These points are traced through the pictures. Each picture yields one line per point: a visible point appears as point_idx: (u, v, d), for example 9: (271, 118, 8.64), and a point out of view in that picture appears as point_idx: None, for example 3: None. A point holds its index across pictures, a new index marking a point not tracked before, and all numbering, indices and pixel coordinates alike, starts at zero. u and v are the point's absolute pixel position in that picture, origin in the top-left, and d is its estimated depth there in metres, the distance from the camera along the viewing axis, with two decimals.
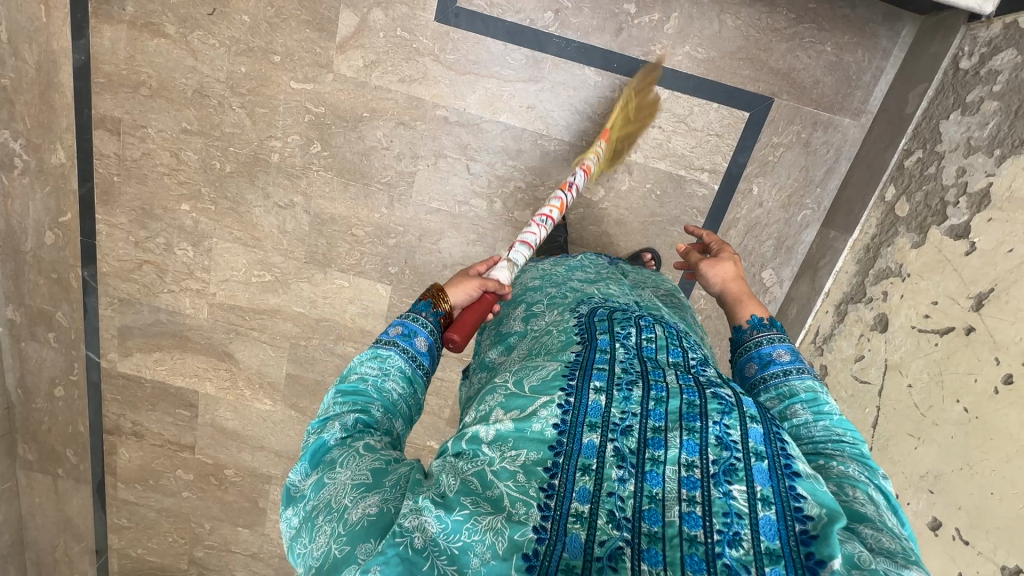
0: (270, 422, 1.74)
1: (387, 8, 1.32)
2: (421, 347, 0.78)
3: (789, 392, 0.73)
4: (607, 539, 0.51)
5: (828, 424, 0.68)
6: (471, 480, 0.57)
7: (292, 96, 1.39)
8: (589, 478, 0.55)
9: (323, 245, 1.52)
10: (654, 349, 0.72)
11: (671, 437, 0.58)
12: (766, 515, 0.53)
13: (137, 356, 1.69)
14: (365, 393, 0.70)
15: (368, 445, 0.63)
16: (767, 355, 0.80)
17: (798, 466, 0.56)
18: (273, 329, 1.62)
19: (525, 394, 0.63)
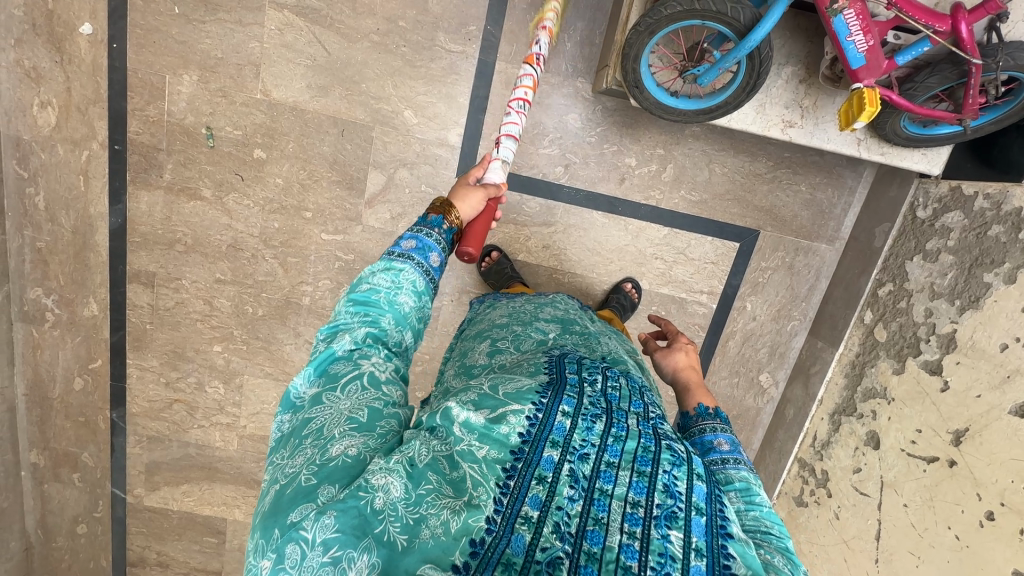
0: None
1: (412, 168, 1.44)
2: (432, 261, 0.81)
3: (722, 478, 0.64)
4: (549, 547, 0.48)
5: (758, 515, 0.59)
6: (440, 460, 0.55)
7: (323, 247, 1.49)
8: (544, 490, 0.52)
9: None
10: (618, 392, 0.65)
11: (621, 474, 0.54)
12: (696, 567, 0.49)
13: (165, 488, 1.71)
14: (378, 303, 0.72)
15: (370, 371, 0.63)
16: (709, 444, 0.70)
17: (732, 526, 0.52)
18: None
19: (497, 397, 0.60)
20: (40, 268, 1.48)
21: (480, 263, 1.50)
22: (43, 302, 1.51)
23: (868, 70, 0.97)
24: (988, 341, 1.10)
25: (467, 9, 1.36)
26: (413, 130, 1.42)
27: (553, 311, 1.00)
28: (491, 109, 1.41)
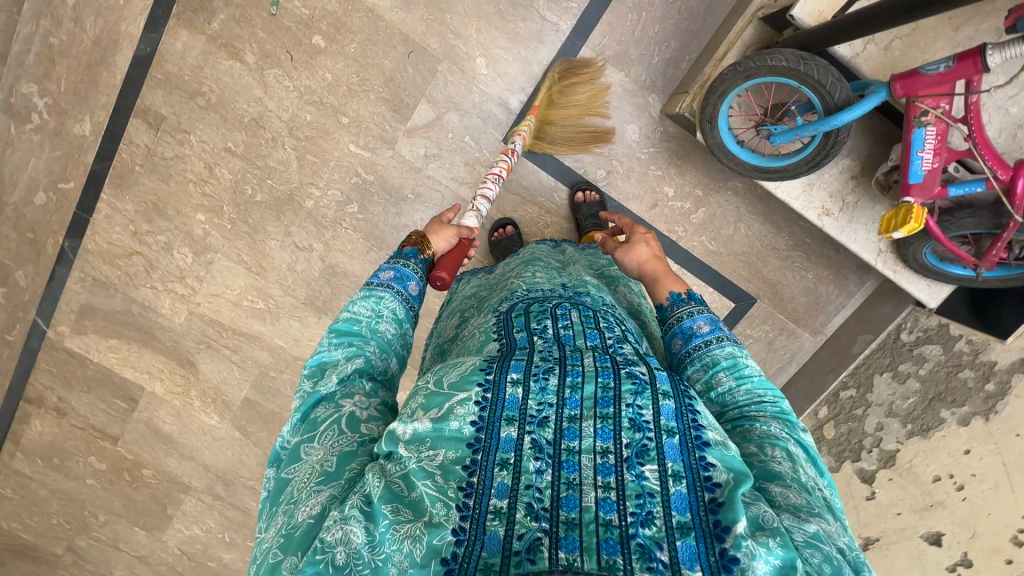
0: (210, 436, 1.71)
1: (463, 115, 1.41)
2: (411, 291, 0.81)
3: (711, 361, 0.68)
4: (526, 532, 0.48)
5: (750, 387, 0.65)
6: (395, 484, 0.53)
7: (346, 157, 1.44)
8: (508, 473, 0.51)
9: (326, 295, 1.55)
10: (571, 336, 0.67)
11: (584, 425, 0.54)
12: (678, 490, 0.50)
13: (91, 336, 1.62)
14: (361, 334, 0.72)
15: (348, 412, 0.62)
16: (690, 329, 0.72)
17: (707, 435, 0.55)
18: (247, 353, 1.62)
19: (442, 390, 0.59)
20: (43, 65, 1.38)
21: (493, 233, 1.47)
22: (35, 101, 1.40)
23: (921, 188, 1.01)
24: (923, 470, 1.32)
25: None
26: (479, 79, 1.39)
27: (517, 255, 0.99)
28: None
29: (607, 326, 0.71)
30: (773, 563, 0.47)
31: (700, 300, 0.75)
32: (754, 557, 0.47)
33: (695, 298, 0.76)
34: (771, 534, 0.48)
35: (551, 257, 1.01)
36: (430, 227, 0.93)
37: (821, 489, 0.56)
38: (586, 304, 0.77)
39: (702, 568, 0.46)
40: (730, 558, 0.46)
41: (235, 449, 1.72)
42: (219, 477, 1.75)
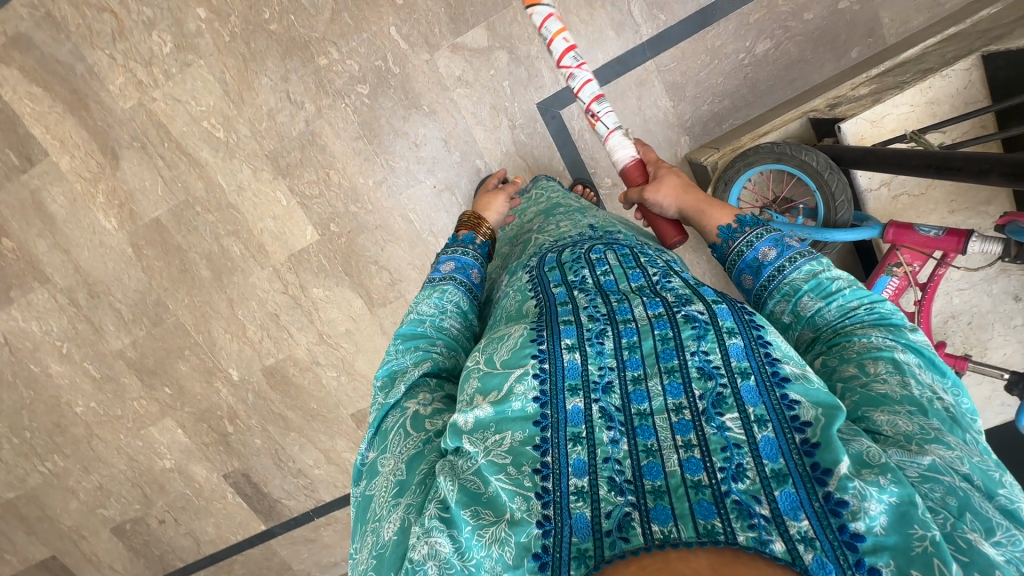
0: (96, 239, 1.54)
1: (513, 60, 1.37)
2: (473, 279, 0.87)
3: (792, 288, 0.71)
4: (613, 510, 0.50)
5: (841, 304, 0.67)
6: (471, 481, 0.53)
7: (381, 36, 1.36)
8: (583, 448, 0.54)
9: (292, 159, 1.45)
10: (613, 283, 0.70)
11: (651, 385, 0.57)
12: (766, 437, 0.52)
13: (14, 72, 1.40)
14: (428, 336, 0.75)
15: (413, 414, 0.63)
16: (756, 260, 0.76)
17: (784, 371, 0.57)
18: (180, 174, 1.47)
19: (497, 372, 0.60)
20: None
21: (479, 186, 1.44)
22: None
23: None
24: None
25: None
26: None
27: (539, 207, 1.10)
28: (612, 87, 1.38)
29: (648, 261, 0.74)
30: (890, 501, 0.47)
31: (755, 223, 0.80)
32: (865, 497, 0.47)
33: (748, 224, 0.80)
34: (881, 472, 0.48)
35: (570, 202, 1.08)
36: (479, 207, 1.03)
37: (942, 398, 0.56)
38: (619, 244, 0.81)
39: (808, 515, 0.47)
40: (838, 501, 0.47)
41: (118, 264, 1.56)
42: (87, 284, 1.58)
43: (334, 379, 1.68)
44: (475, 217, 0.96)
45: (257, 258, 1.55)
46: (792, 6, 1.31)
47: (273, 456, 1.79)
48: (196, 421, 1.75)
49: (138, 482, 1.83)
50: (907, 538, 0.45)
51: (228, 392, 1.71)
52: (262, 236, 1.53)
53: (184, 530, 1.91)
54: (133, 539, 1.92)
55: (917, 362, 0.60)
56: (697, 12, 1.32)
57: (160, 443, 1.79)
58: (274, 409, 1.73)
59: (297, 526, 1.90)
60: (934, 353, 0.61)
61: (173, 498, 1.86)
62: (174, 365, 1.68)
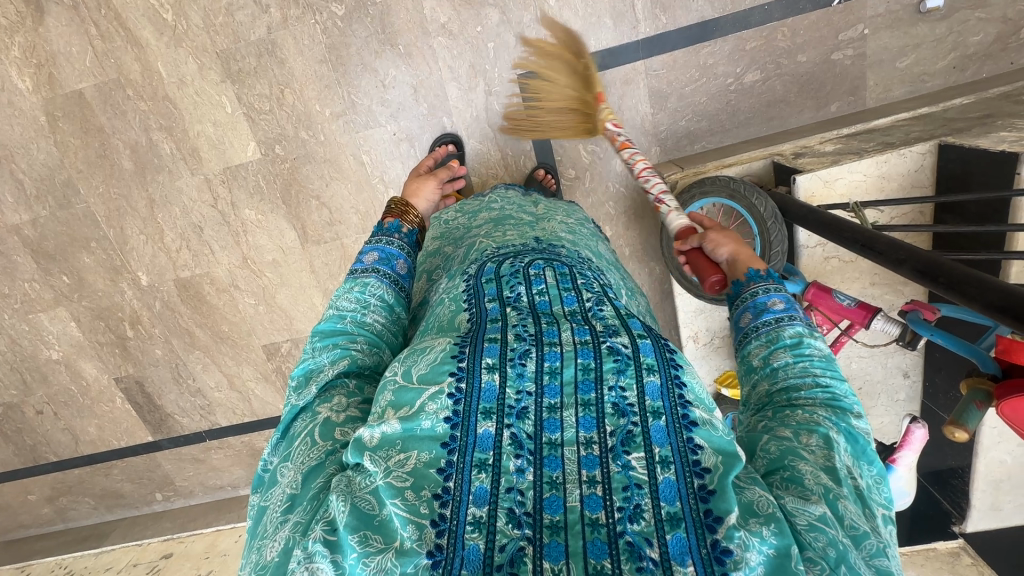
0: (5, 96, 1.36)
1: (503, 24, 1.28)
2: (398, 269, 0.82)
3: (776, 336, 0.61)
4: (507, 543, 0.45)
5: (806, 367, 0.58)
6: (365, 500, 0.48)
7: None
8: (487, 476, 0.49)
9: (245, 65, 1.32)
10: (547, 303, 0.65)
11: (566, 416, 0.52)
12: (666, 478, 0.48)
13: None
14: (347, 333, 0.71)
15: (323, 421, 0.59)
16: (763, 305, 0.65)
17: (694, 414, 0.52)
18: (115, 49, 1.32)
19: (413, 387, 0.55)
20: None
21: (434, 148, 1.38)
22: None
23: None
24: None
25: (680, 3, 1.26)
26: (543, 4, 1.27)
27: (488, 215, 0.98)
28: (596, 78, 1.33)
29: (585, 282, 0.70)
30: (768, 553, 0.45)
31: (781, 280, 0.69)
32: (747, 548, 0.44)
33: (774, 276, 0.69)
34: (765, 521, 0.46)
35: (524, 214, 0.96)
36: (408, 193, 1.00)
37: (856, 478, 0.50)
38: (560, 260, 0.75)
39: (694, 562, 0.44)
40: (723, 550, 0.44)
41: (27, 131, 1.40)
42: None
43: (251, 306, 1.61)
44: (403, 205, 0.91)
45: (188, 162, 1.43)
46: (790, 43, 1.30)
47: (172, 370, 1.72)
48: (93, 318, 1.64)
49: (17, 367, 1.72)
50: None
51: (134, 295, 1.60)
52: (198, 139, 1.40)
53: (63, 425, 1.82)
54: (5, 423, 1.82)
55: (852, 446, 0.53)
56: (698, 24, 1.28)
57: (49, 333, 1.67)
58: (181, 323, 1.64)
59: (186, 444, 1.85)
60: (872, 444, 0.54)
61: (54, 391, 1.76)
62: (77, 255, 1.55)
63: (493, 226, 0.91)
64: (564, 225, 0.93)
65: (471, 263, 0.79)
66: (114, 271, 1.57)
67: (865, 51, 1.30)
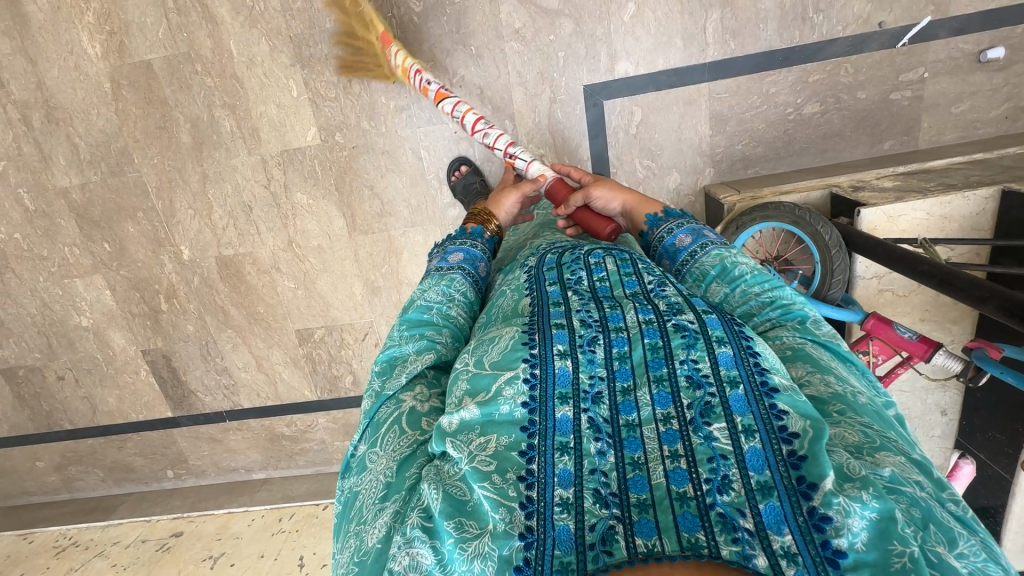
0: (73, 60, 1.37)
1: (576, 35, 1.31)
2: (479, 271, 0.83)
3: (700, 273, 0.71)
4: (597, 523, 0.45)
5: (744, 289, 0.66)
6: (457, 488, 0.48)
7: None
8: (569, 459, 0.48)
9: (317, 51, 1.34)
10: (608, 287, 0.65)
11: (640, 396, 0.52)
12: (752, 447, 0.47)
13: None
14: (433, 324, 0.69)
15: (409, 410, 0.58)
16: (673, 246, 0.77)
17: (773, 380, 0.51)
18: (190, 24, 1.33)
19: (487, 372, 0.55)
20: None
21: (450, 174, 1.43)
22: None
23: None
24: None
25: (750, 31, 1.29)
26: (617, 19, 1.29)
27: (534, 224, 1.05)
28: (661, 95, 1.35)
29: (647, 269, 0.69)
30: (872, 517, 0.41)
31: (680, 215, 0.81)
32: (848, 514, 0.41)
33: (673, 215, 0.81)
34: (862, 485, 0.42)
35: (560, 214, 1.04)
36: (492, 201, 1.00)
37: (862, 393, 0.53)
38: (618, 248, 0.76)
39: (792, 530, 0.42)
40: (822, 517, 0.42)
41: (90, 96, 1.40)
42: (49, 105, 1.41)
43: (290, 290, 1.61)
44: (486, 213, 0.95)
45: (246, 142, 1.44)
46: (852, 79, 1.33)
47: (201, 347, 1.71)
48: (129, 288, 1.63)
49: (44, 331, 1.70)
50: (885, 555, 0.39)
51: (173, 269, 1.60)
52: (260, 120, 1.41)
53: (83, 394, 1.80)
54: (24, 387, 1.80)
55: (830, 353, 0.58)
56: (765, 52, 1.31)
57: (82, 299, 1.66)
58: (216, 301, 1.64)
59: (205, 423, 1.84)
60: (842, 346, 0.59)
61: (79, 358, 1.74)
62: (122, 224, 1.55)
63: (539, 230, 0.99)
64: (611, 227, 0.96)
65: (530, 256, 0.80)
66: (157, 243, 1.57)
67: (923, 94, 1.34)
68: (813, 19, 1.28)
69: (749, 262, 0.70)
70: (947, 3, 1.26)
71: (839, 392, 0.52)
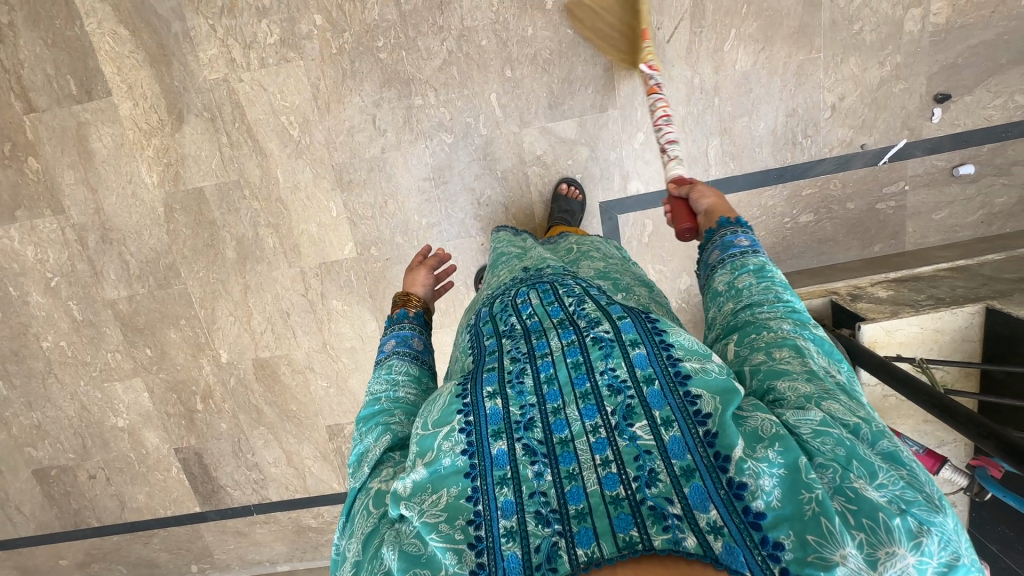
0: (131, 188, 1.49)
1: (591, 160, 1.45)
2: (415, 347, 0.91)
3: (739, 265, 0.79)
4: (541, 543, 0.53)
5: (768, 284, 0.75)
6: (413, 546, 0.56)
7: (480, 97, 1.40)
8: (509, 490, 0.56)
9: (356, 177, 1.47)
10: (537, 323, 0.73)
11: (569, 412, 0.61)
12: (672, 436, 0.57)
13: (105, 8, 1.35)
14: (385, 410, 0.77)
15: (375, 491, 0.64)
16: (726, 244, 0.84)
17: (684, 369, 0.61)
18: (241, 157, 1.46)
19: (429, 432, 0.62)
20: None
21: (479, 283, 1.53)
22: None
23: None
24: None
25: (748, 154, 1.44)
26: (628, 145, 1.44)
27: (484, 270, 1.11)
28: None
29: (566, 292, 0.77)
30: (780, 473, 0.52)
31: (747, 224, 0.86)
32: (759, 475, 0.52)
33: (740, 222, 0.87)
34: (770, 444, 0.54)
35: (513, 248, 1.11)
36: (408, 282, 1.12)
37: (834, 375, 0.64)
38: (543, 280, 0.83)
39: (715, 505, 0.52)
40: (738, 485, 0.52)
41: (144, 219, 1.52)
42: (105, 227, 1.53)
43: (323, 388, 1.69)
44: (405, 295, 1.03)
45: (288, 256, 1.55)
46: (841, 192, 1.47)
47: (233, 444, 1.76)
48: (167, 389, 1.70)
49: (80, 432, 1.75)
50: (798, 505, 0.50)
51: (211, 371, 1.68)
52: (302, 237, 1.53)
53: (112, 491, 1.83)
54: (54, 486, 1.83)
55: (819, 348, 0.67)
56: (762, 171, 1.46)
57: (120, 401, 1.72)
58: (251, 400, 1.71)
59: (232, 517, 1.86)
60: (832, 343, 0.69)
61: (112, 457, 1.78)
62: (165, 331, 1.63)
63: (491, 271, 1.05)
64: (552, 254, 1.05)
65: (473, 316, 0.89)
66: (197, 348, 1.65)
67: (905, 203, 1.48)
68: (803, 143, 1.43)
69: (779, 274, 0.77)
70: (920, 128, 1.41)
71: (810, 368, 0.63)
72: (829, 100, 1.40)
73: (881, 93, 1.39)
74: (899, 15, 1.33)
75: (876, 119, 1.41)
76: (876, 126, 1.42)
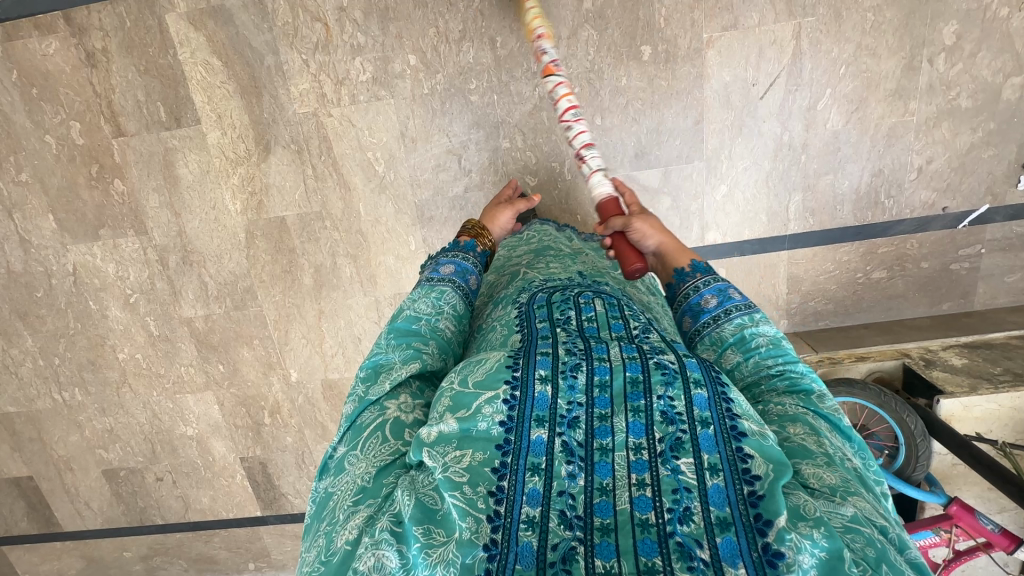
0: (213, 213, 1.51)
1: (673, 209, 1.46)
2: (470, 284, 0.89)
3: (721, 339, 0.76)
4: (560, 542, 0.49)
5: (757, 360, 0.72)
6: (428, 497, 0.53)
7: (568, 143, 1.40)
8: (539, 479, 0.53)
9: (438, 214, 1.49)
10: (596, 328, 0.69)
11: (616, 423, 0.56)
12: (715, 484, 0.51)
13: (199, 37, 1.35)
14: (421, 335, 0.75)
15: (393, 419, 0.62)
16: (697, 305, 0.81)
17: (744, 425, 0.55)
18: (324, 189, 1.47)
19: (469, 391, 0.59)
20: None
21: None
22: None
23: None
24: None
25: (829, 211, 1.45)
26: (710, 196, 1.44)
27: (528, 245, 1.08)
28: (744, 260, 1.50)
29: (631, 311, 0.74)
30: (821, 556, 0.46)
31: (704, 268, 0.85)
32: (799, 550, 0.46)
33: (700, 269, 0.85)
34: (816, 524, 0.48)
35: (562, 245, 1.07)
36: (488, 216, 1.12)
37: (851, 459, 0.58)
38: (606, 291, 0.80)
39: (745, 564, 0.47)
40: (773, 553, 0.46)
41: (225, 244, 1.54)
42: (186, 249, 1.55)
43: None
44: (478, 227, 1.02)
45: (364, 286, 1.58)
46: (917, 251, 1.48)
47: (297, 456, 1.82)
48: (236, 403, 1.75)
49: (150, 438, 1.82)
50: None
51: (281, 389, 1.72)
52: (380, 267, 1.55)
53: (178, 493, 1.91)
54: (122, 485, 1.90)
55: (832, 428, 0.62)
56: (840, 228, 1.47)
57: (191, 412, 1.77)
58: (317, 418, 1.76)
59: (291, 522, 1.94)
60: (843, 418, 0.63)
61: (179, 462, 1.85)
62: (238, 349, 1.68)
63: (535, 257, 1.01)
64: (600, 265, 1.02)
65: (519, 292, 0.83)
66: (268, 365, 1.70)
67: (979, 266, 1.49)
68: (885, 203, 1.44)
69: (766, 332, 0.74)
70: (1004, 194, 1.41)
71: (825, 450, 0.57)
72: (917, 162, 1.40)
73: (970, 157, 1.38)
74: (998, 82, 1.32)
75: (961, 183, 1.41)
76: (961, 189, 1.41)
